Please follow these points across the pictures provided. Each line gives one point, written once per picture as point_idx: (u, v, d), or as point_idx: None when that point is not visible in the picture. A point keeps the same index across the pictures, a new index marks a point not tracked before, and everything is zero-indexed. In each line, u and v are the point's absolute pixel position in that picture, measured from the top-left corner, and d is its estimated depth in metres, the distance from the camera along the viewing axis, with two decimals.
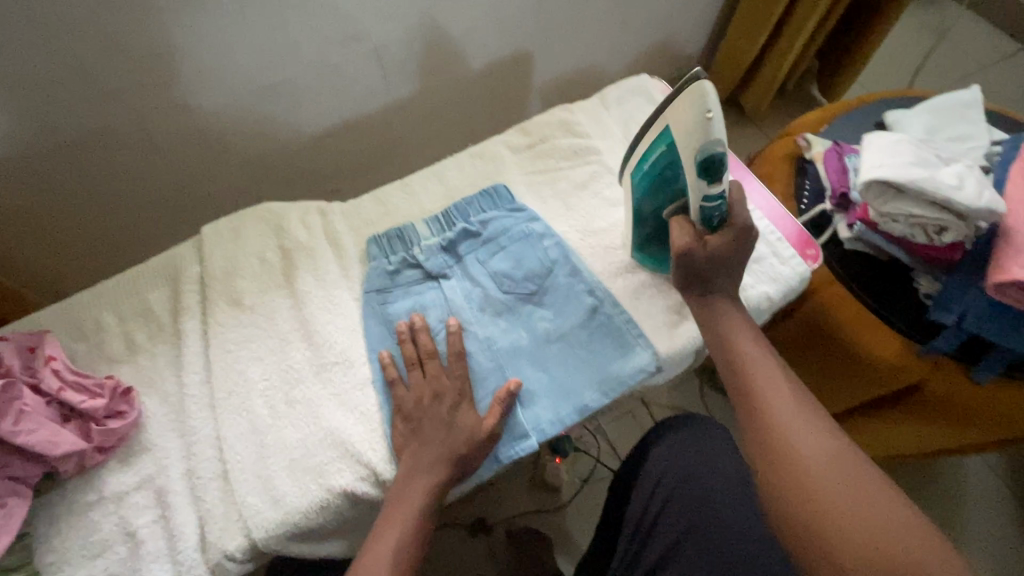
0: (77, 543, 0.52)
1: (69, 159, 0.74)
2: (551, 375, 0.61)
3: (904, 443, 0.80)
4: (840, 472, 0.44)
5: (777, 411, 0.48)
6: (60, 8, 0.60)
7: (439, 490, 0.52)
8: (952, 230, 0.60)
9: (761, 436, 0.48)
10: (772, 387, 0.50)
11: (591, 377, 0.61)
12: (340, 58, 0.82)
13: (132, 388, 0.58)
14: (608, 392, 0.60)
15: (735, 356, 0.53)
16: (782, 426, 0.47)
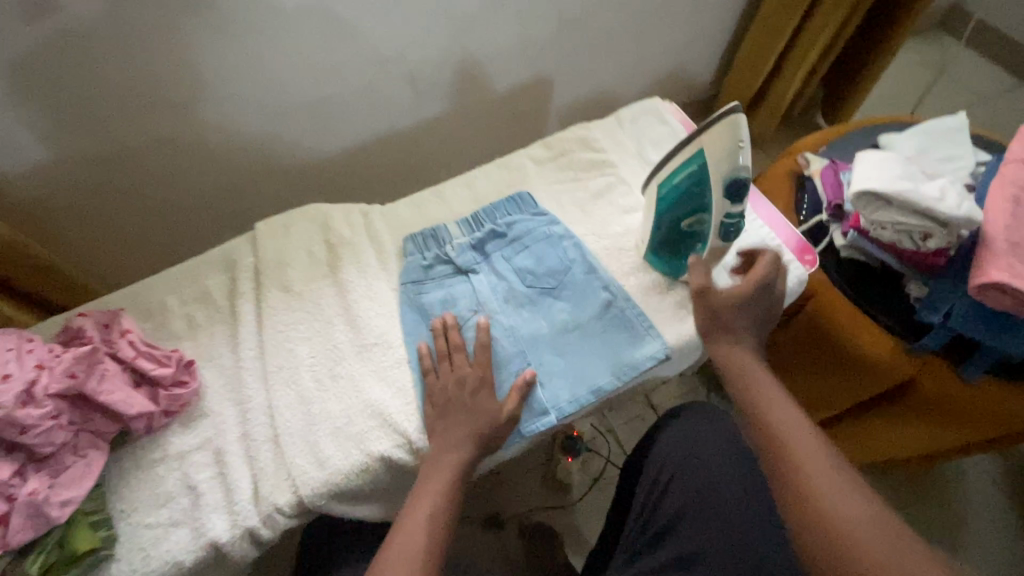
0: (144, 493, 0.58)
1: (140, 162, 0.83)
2: (569, 361, 0.67)
3: (903, 442, 0.84)
4: (859, 501, 0.49)
5: (803, 456, 0.52)
6: (147, 32, 0.69)
7: (466, 455, 0.58)
8: (936, 236, 0.66)
9: (783, 468, 0.52)
10: (788, 423, 0.55)
11: (606, 363, 0.66)
12: (379, 78, 0.91)
13: (192, 361, 0.65)
14: (620, 376, 0.66)
15: (751, 395, 0.59)
16: (802, 458, 0.52)
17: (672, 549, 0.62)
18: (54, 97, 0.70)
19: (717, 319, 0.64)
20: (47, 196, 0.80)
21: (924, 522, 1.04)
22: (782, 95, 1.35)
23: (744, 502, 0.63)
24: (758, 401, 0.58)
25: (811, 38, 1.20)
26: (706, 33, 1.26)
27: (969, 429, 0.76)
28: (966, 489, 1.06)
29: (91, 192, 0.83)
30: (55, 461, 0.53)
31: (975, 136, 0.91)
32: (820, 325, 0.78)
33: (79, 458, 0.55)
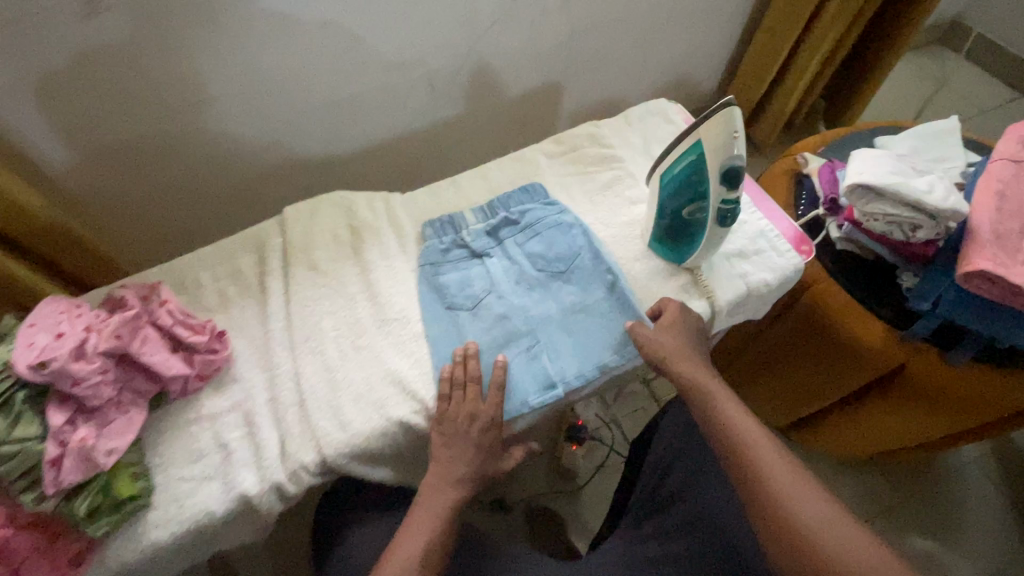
0: (179, 450, 0.63)
1: (174, 152, 0.88)
2: (576, 340, 0.70)
3: (899, 430, 0.88)
4: (833, 532, 0.50)
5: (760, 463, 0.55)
6: (187, 35, 0.75)
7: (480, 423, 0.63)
8: (925, 227, 0.71)
9: (756, 507, 0.54)
10: (759, 456, 0.56)
11: (611, 342, 0.70)
12: (399, 80, 0.97)
13: (224, 331, 0.69)
14: (624, 354, 0.70)
15: (721, 428, 0.60)
16: (761, 468, 0.55)
17: (668, 522, 0.66)
18: (102, 90, 0.76)
19: (658, 355, 0.66)
20: (89, 181, 0.85)
21: (923, 516, 1.06)
22: (784, 103, 1.40)
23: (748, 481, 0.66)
24: (729, 434, 0.59)
25: (812, 49, 1.25)
26: (712, 42, 1.31)
27: (959, 414, 0.79)
28: (961, 485, 1.09)
29: (129, 179, 0.89)
30: (101, 414, 0.58)
31: (968, 139, 0.95)
32: (815, 314, 0.82)
33: (122, 414, 0.59)
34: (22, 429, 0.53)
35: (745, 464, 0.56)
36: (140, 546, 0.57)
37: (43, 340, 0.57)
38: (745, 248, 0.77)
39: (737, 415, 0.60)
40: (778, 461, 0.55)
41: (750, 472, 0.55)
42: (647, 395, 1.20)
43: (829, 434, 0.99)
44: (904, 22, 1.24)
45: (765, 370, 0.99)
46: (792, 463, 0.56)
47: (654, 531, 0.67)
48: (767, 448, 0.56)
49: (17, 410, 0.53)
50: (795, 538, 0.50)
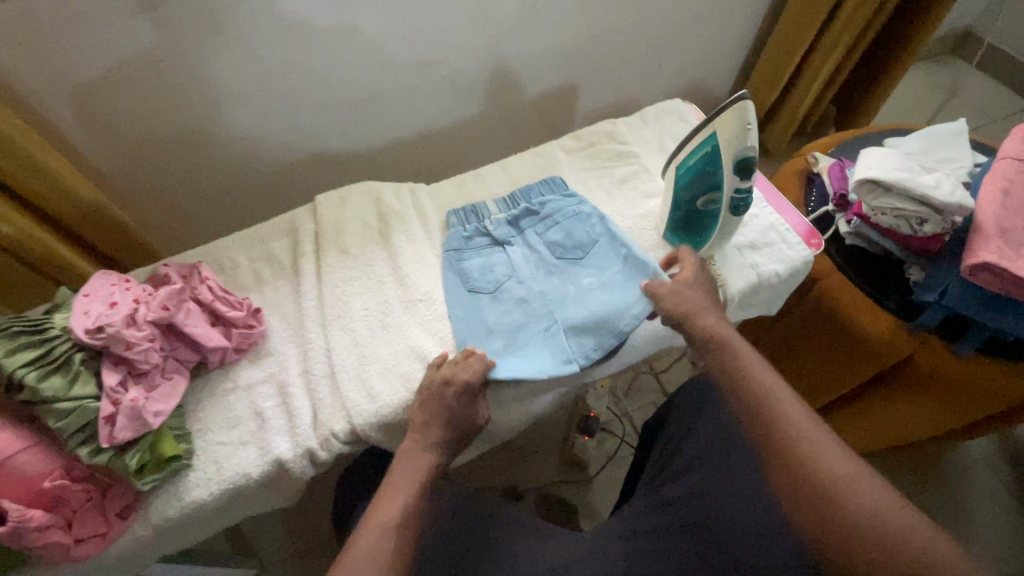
0: (218, 416, 0.66)
1: (211, 143, 0.93)
2: (594, 308, 0.72)
3: (908, 424, 0.91)
4: (859, 489, 0.49)
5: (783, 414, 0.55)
6: (230, 31, 0.79)
7: None
8: (931, 222, 0.73)
9: (773, 453, 0.54)
10: (785, 416, 0.55)
11: (626, 306, 0.72)
12: (424, 80, 1.01)
13: (259, 309, 0.73)
14: (637, 316, 0.71)
15: (745, 388, 0.59)
16: (783, 419, 0.55)
17: (679, 488, 0.67)
18: (150, 81, 0.80)
19: (680, 312, 0.67)
20: (131, 167, 0.90)
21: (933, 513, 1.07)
22: (795, 109, 1.43)
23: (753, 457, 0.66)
24: (755, 394, 0.58)
25: (824, 57, 1.28)
26: (725, 49, 1.35)
27: (964, 405, 0.82)
28: (970, 484, 1.10)
29: (168, 168, 0.93)
30: (148, 378, 0.61)
31: (976, 142, 0.98)
32: (825, 307, 0.85)
33: (166, 379, 0.63)
34: (79, 387, 0.57)
35: (772, 424, 0.55)
36: (182, 503, 0.61)
37: (98, 309, 0.61)
38: (756, 240, 0.80)
39: (762, 375, 0.59)
40: (805, 421, 0.55)
41: (777, 432, 0.54)
42: (657, 389, 1.22)
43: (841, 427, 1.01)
44: (915, 31, 1.27)
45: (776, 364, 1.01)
46: (817, 424, 0.55)
47: (664, 497, 0.68)
48: (793, 408, 0.56)
49: (75, 368, 0.57)
50: (818, 491, 0.50)
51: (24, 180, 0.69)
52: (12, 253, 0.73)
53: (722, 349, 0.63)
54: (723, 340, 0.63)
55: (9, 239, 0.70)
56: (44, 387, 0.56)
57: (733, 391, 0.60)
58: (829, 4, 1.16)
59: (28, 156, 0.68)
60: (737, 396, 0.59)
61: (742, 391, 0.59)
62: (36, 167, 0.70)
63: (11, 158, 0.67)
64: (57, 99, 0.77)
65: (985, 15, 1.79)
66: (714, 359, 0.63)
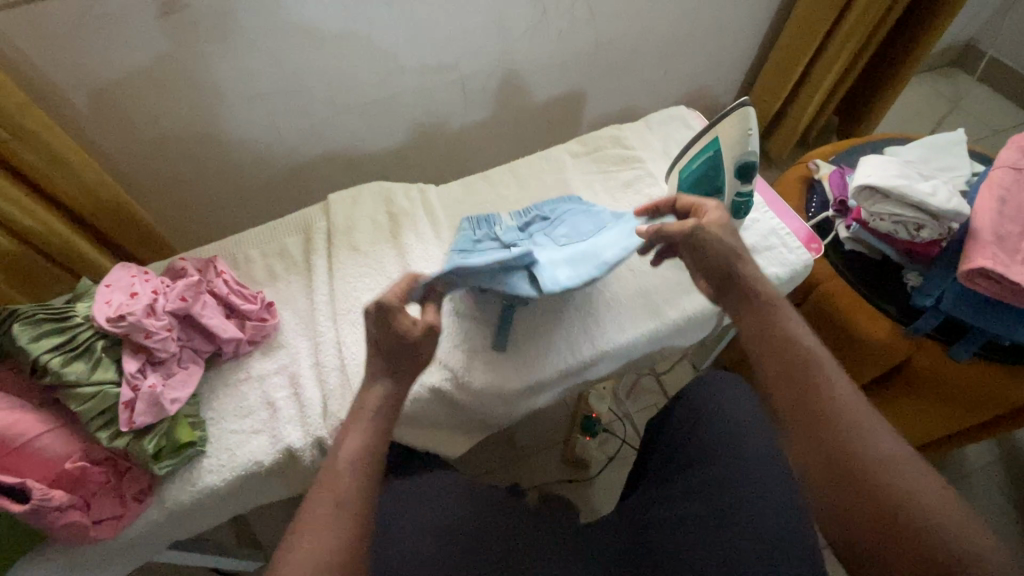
0: (231, 406, 0.68)
1: (225, 141, 0.95)
2: (581, 247, 0.74)
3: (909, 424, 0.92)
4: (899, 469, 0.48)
5: (825, 393, 0.53)
6: (247, 33, 0.82)
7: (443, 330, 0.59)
8: (928, 227, 0.75)
9: (814, 431, 0.52)
10: (830, 389, 0.53)
11: (613, 241, 0.74)
12: (435, 84, 1.04)
13: (272, 302, 0.75)
14: (626, 245, 0.73)
15: (787, 356, 0.56)
16: (827, 397, 0.53)
17: (682, 487, 0.65)
18: (169, 79, 0.83)
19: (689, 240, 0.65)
20: (147, 163, 0.92)
21: None
22: (797, 118, 1.45)
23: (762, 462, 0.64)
24: (801, 364, 0.55)
25: (826, 67, 1.30)
26: (729, 58, 1.37)
27: (964, 407, 0.83)
28: (970, 491, 1.11)
29: (183, 165, 0.95)
30: (166, 366, 0.64)
31: (975, 152, 0.99)
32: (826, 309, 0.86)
33: (182, 368, 0.65)
34: (101, 372, 0.59)
35: (814, 396, 0.53)
36: (195, 488, 0.63)
37: (120, 299, 0.63)
38: (757, 243, 0.81)
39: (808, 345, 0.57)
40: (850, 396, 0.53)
41: (817, 405, 0.53)
42: (659, 391, 1.24)
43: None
44: (916, 43, 1.29)
45: None
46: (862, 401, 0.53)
47: (667, 495, 0.65)
48: (842, 384, 0.54)
49: (97, 355, 0.60)
50: (856, 473, 0.49)
51: (48, 174, 0.72)
52: (35, 246, 0.75)
53: (764, 315, 0.60)
54: (766, 304, 0.60)
55: (32, 232, 0.72)
56: (68, 372, 0.58)
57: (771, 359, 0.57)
58: (831, 16, 1.19)
59: (52, 151, 0.71)
60: (775, 364, 0.57)
61: (786, 358, 0.56)
62: (60, 161, 0.72)
63: (36, 152, 0.69)
64: (78, 95, 0.79)
65: (986, 29, 1.81)
66: (752, 322, 0.60)
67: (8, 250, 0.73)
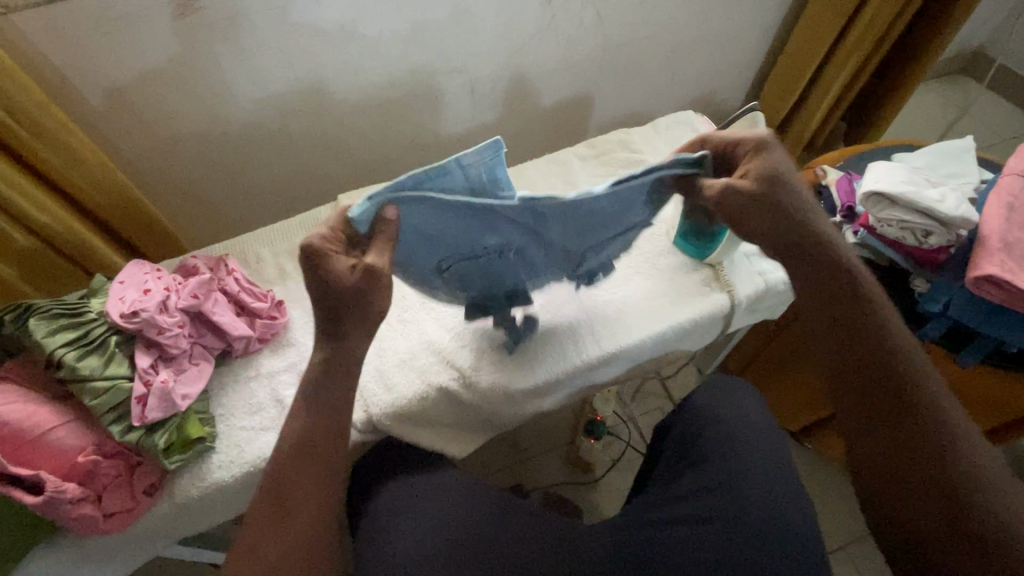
0: (240, 402, 0.69)
1: (237, 140, 0.96)
2: None
3: None
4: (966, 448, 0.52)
5: (932, 406, 0.54)
6: (261, 36, 0.83)
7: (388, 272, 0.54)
8: (936, 234, 0.75)
9: (921, 444, 0.53)
10: (914, 374, 0.55)
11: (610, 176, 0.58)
12: (444, 87, 1.05)
13: (282, 301, 0.76)
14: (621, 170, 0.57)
15: (869, 337, 0.57)
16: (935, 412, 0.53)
17: (687, 486, 0.65)
18: (183, 80, 0.84)
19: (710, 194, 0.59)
20: (160, 162, 0.93)
21: None
22: (805, 124, 1.45)
23: (768, 468, 0.64)
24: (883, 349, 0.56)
25: (835, 73, 1.30)
26: (737, 64, 1.38)
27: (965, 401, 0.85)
28: None
29: (195, 165, 0.96)
30: (178, 362, 0.64)
31: (983, 159, 0.99)
32: None
33: (194, 364, 0.66)
34: (114, 367, 0.60)
35: (891, 380, 0.55)
36: (205, 483, 0.64)
37: (133, 295, 0.64)
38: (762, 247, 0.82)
39: (890, 327, 0.57)
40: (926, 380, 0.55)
41: (897, 388, 0.55)
42: (664, 395, 1.24)
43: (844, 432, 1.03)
44: (926, 50, 1.29)
45: (787, 365, 1.04)
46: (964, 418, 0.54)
47: (670, 494, 0.65)
48: (926, 367, 0.55)
49: (110, 350, 0.61)
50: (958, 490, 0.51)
51: (65, 173, 0.73)
52: (50, 243, 0.76)
53: (849, 293, 0.59)
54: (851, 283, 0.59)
55: (49, 229, 0.73)
56: (82, 367, 0.59)
57: (855, 338, 0.57)
58: (839, 21, 1.19)
59: (70, 149, 0.72)
60: (856, 343, 0.57)
61: (869, 340, 0.57)
62: (77, 159, 0.73)
63: (54, 151, 0.70)
64: (94, 94, 0.80)
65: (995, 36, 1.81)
66: (834, 299, 0.59)
67: (24, 246, 0.74)
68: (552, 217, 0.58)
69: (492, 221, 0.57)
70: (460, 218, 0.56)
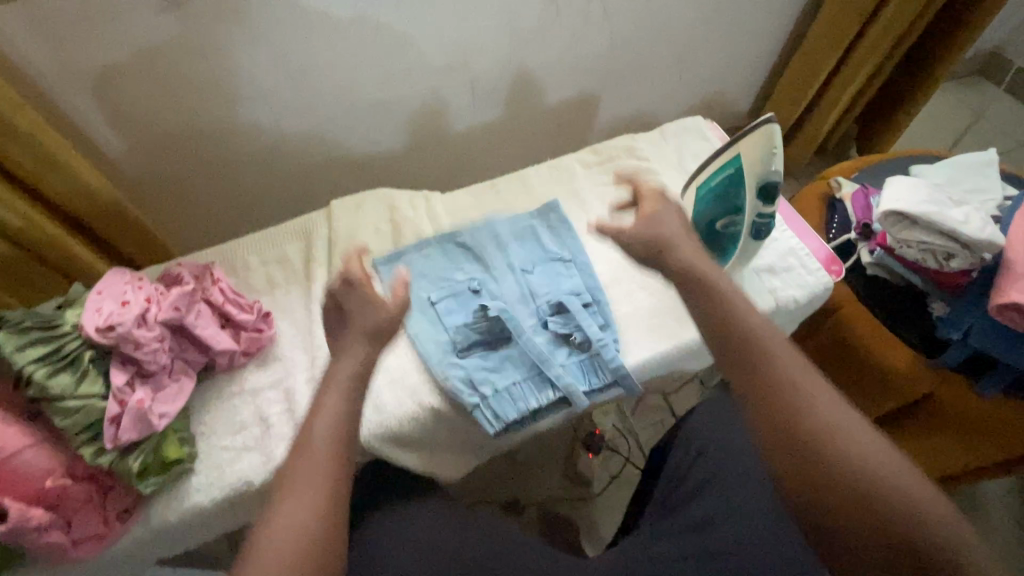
0: (223, 421, 0.66)
1: (227, 138, 0.92)
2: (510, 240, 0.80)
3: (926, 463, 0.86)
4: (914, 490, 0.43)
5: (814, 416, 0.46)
6: (248, 29, 0.79)
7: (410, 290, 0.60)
8: (958, 256, 0.71)
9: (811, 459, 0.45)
10: (834, 426, 0.46)
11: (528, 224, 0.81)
12: (442, 86, 1.01)
13: (270, 313, 0.72)
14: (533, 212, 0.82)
15: (783, 398, 0.47)
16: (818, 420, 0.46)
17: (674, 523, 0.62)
18: (167, 78, 0.80)
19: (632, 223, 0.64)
20: (146, 162, 0.90)
21: None
22: (817, 129, 1.40)
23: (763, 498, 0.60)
24: (793, 409, 0.47)
25: (848, 78, 1.26)
26: (749, 66, 1.33)
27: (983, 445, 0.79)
28: (986, 524, 1.07)
29: (183, 165, 0.93)
30: (156, 379, 0.61)
31: (1006, 171, 0.95)
32: (845, 336, 0.82)
33: (174, 381, 0.62)
34: (87, 386, 0.57)
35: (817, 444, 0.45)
36: (183, 507, 0.61)
37: (110, 307, 0.60)
38: (773, 264, 0.77)
39: (799, 375, 0.49)
40: (853, 429, 0.46)
41: (825, 449, 0.45)
42: (665, 408, 1.20)
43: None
44: (945, 54, 1.24)
45: None
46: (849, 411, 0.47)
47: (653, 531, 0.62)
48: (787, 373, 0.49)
49: (84, 367, 0.57)
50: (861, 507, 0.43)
51: (42, 174, 0.70)
52: (29, 249, 0.73)
53: (745, 352, 0.51)
54: (748, 337, 0.51)
55: (26, 233, 0.70)
56: (52, 385, 0.55)
57: (766, 408, 0.48)
58: (857, 22, 1.14)
59: (46, 152, 0.68)
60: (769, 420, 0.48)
61: (778, 412, 0.47)
62: (54, 163, 0.70)
63: (28, 152, 0.67)
64: (73, 89, 0.77)
65: (1014, 38, 1.75)
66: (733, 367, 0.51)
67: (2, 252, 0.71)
68: (489, 239, 0.79)
69: (455, 250, 0.78)
70: (439, 260, 0.77)
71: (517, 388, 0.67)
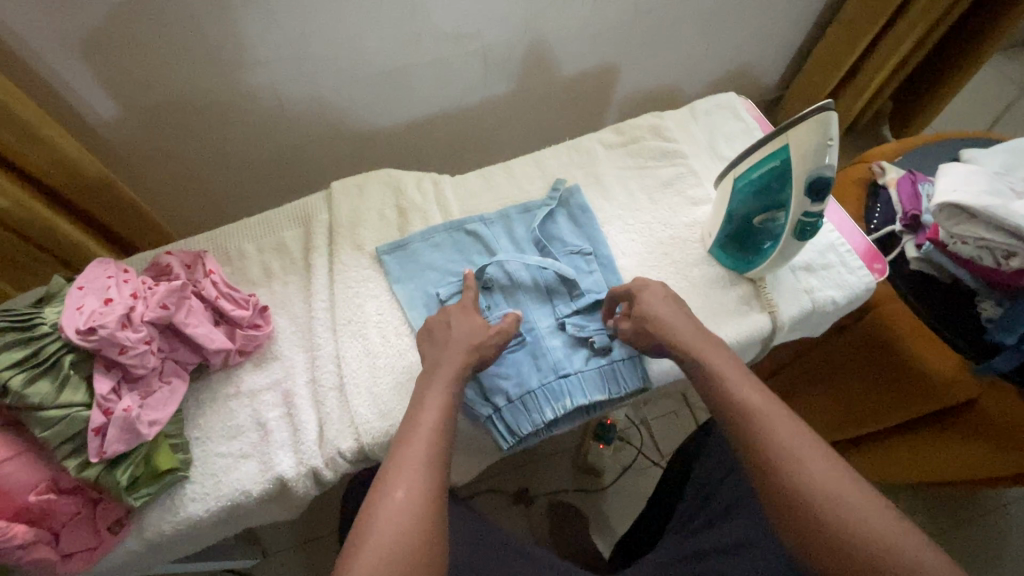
0: (218, 425, 0.62)
1: (220, 109, 0.85)
2: (525, 230, 0.73)
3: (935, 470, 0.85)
4: (831, 479, 0.45)
5: (748, 397, 0.50)
6: None
7: None
8: (1020, 255, 0.65)
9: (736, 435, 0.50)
10: (766, 425, 0.48)
11: (541, 213, 0.75)
12: (451, 54, 0.92)
13: (267, 307, 0.67)
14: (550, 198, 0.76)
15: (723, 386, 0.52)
16: (746, 404, 0.50)
17: (697, 546, 0.62)
18: (154, 42, 0.73)
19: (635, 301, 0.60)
20: (135, 135, 0.84)
21: (963, 552, 1.01)
22: (850, 104, 1.30)
23: None
24: (731, 398, 0.51)
25: (889, 50, 1.14)
26: (785, 34, 1.22)
27: (994, 460, 0.76)
28: (1005, 524, 1.04)
29: (177, 139, 0.87)
30: (145, 383, 0.57)
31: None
32: (880, 336, 0.78)
33: (164, 383, 0.58)
34: (68, 395, 0.52)
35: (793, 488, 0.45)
36: (177, 518, 0.58)
37: (92, 305, 0.55)
38: (811, 261, 0.71)
39: (747, 387, 0.51)
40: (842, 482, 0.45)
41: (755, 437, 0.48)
42: (679, 399, 1.16)
43: (861, 461, 0.95)
44: (998, 23, 1.10)
45: (809, 391, 0.94)
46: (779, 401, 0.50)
47: (680, 551, 0.64)
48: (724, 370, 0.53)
49: (65, 373, 0.53)
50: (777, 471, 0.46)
51: (24, 152, 0.64)
52: (17, 233, 0.69)
53: (760, 462, 0.48)
54: (765, 440, 0.48)
55: (14, 218, 0.66)
56: (31, 394, 0.51)
57: (793, 524, 0.45)
58: None
59: (29, 127, 0.63)
60: (798, 531, 0.45)
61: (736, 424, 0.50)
62: (38, 139, 0.64)
63: (8, 128, 0.61)
64: (53, 53, 0.69)
65: None
66: (760, 491, 0.48)
67: None
68: (500, 231, 0.73)
69: (463, 242, 0.72)
70: (447, 251, 0.72)
71: (531, 397, 0.62)
